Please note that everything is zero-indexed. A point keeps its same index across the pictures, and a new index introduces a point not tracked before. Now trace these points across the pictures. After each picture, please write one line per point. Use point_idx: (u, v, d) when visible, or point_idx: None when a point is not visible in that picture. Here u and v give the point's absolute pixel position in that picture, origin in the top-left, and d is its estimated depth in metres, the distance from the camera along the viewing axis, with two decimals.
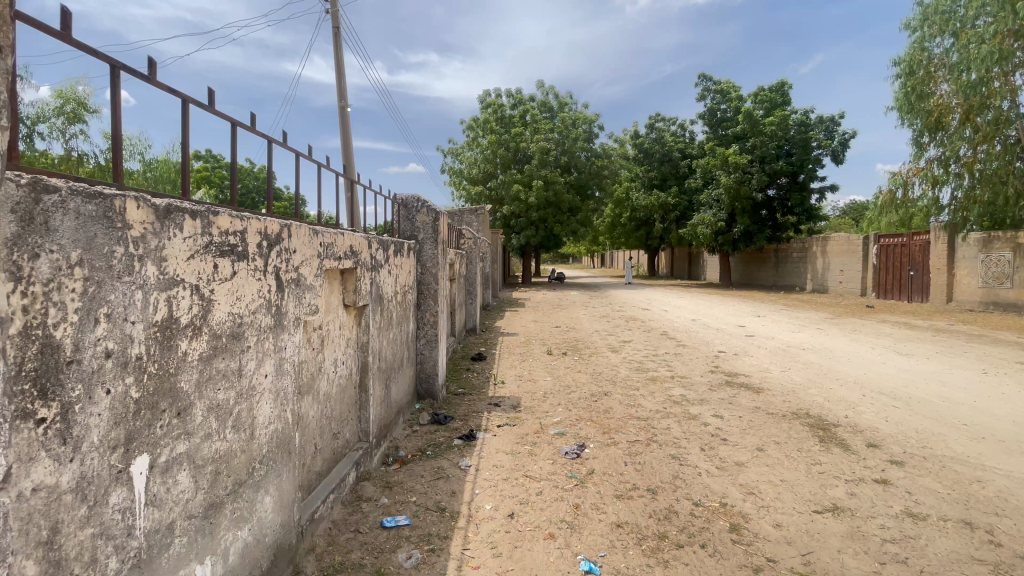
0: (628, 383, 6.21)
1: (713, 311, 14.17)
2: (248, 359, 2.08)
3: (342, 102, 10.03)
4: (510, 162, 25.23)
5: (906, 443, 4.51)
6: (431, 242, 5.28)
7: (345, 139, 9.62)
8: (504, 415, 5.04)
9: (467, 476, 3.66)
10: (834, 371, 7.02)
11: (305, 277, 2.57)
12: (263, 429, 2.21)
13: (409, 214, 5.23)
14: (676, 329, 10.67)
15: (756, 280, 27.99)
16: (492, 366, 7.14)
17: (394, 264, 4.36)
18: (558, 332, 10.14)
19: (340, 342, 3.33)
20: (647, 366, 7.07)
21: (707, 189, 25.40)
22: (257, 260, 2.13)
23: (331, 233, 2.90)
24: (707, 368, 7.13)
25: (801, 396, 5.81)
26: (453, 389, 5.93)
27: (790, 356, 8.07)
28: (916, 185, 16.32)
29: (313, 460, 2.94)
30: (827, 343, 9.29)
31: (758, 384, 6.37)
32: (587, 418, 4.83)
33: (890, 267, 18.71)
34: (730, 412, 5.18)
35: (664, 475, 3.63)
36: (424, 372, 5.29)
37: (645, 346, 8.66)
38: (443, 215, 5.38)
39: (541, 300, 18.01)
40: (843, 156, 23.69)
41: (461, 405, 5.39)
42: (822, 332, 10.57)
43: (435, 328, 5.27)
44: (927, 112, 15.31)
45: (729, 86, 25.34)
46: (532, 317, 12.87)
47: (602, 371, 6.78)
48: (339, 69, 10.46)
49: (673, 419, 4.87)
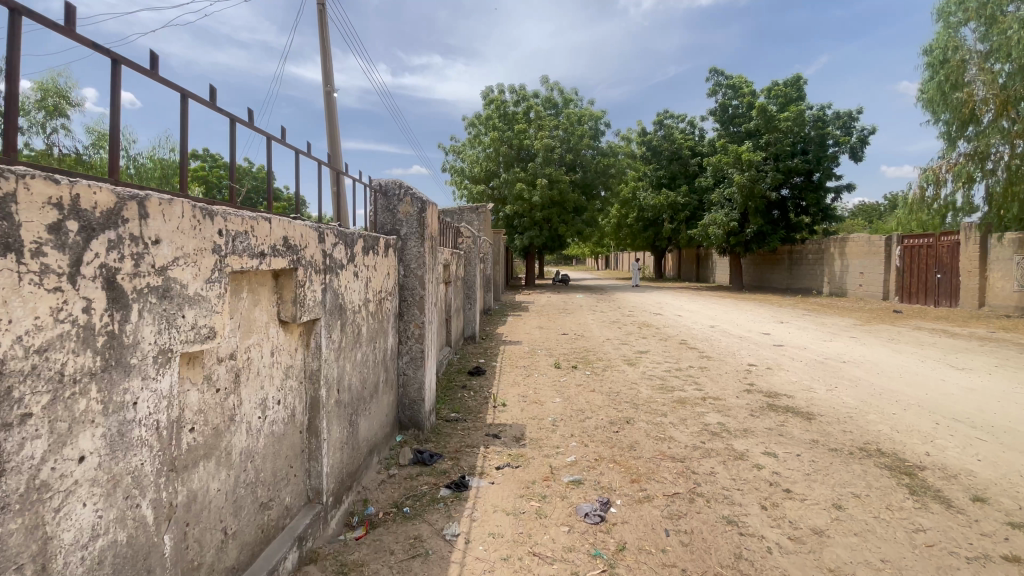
0: (653, 406, 5.23)
1: (730, 316, 13.17)
2: (20, 441, 1.14)
3: (327, 87, 9.03)
4: (513, 160, 24.27)
5: (1017, 494, 3.53)
6: (416, 238, 4.29)
7: (332, 129, 8.65)
8: (504, 452, 4.06)
9: (453, 553, 2.69)
10: (890, 391, 6.03)
11: (183, 285, 1.61)
12: (72, 555, 1.27)
13: (390, 204, 4.26)
14: (697, 337, 9.68)
15: (769, 283, 26.96)
16: (491, 383, 6.17)
17: (365, 262, 3.41)
18: (566, 341, 9.16)
19: (271, 373, 2.36)
20: (671, 384, 6.08)
21: (718, 188, 24.46)
22: (49, 257, 1.18)
23: (240, 217, 1.92)
24: (740, 386, 6.15)
25: (863, 425, 4.82)
26: (445, 414, 4.96)
27: (832, 371, 7.07)
28: (947, 182, 15.22)
29: (218, 553, 1.99)
30: (868, 354, 8.28)
31: (806, 408, 5.37)
32: (608, 458, 3.85)
33: (915, 269, 17.66)
34: (784, 447, 4.20)
35: (723, 553, 2.66)
36: (408, 397, 4.31)
37: (664, 358, 7.66)
38: (431, 205, 4.39)
39: (545, 304, 17.02)
40: (861, 153, 22.69)
41: (453, 436, 4.42)
42: (856, 341, 9.56)
43: (420, 343, 4.30)
44: (957, 106, 14.24)
45: (741, 81, 24.31)
46: (537, 323, 11.88)
47: (620, 390, 5.80)
48: (326, 52, 9.51)
49: (716, 459, 3.88)
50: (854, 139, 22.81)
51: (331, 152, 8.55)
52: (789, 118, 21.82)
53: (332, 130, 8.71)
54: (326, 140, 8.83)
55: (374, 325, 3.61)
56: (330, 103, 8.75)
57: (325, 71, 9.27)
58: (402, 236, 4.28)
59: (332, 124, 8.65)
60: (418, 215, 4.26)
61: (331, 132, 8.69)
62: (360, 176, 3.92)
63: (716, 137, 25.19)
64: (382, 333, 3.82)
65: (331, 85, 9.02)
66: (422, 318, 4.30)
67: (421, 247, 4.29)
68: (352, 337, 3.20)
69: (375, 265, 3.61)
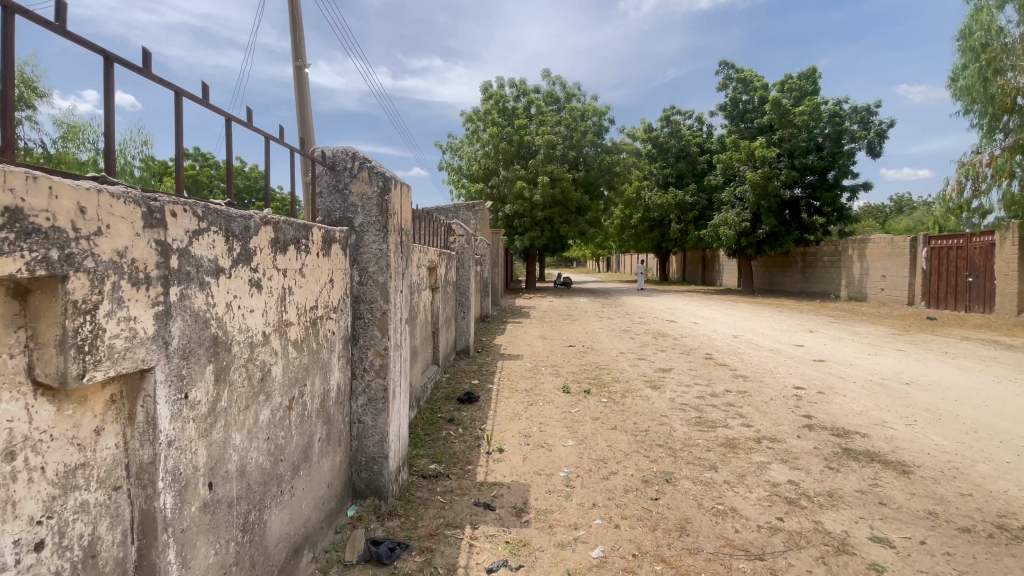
0: (697, 453, 3.98)
1: (752, 325, 11.92)
2: None
3: (297, 62, 7.79)
4: (513, 158, 23.05)
5: None
6: (374, 229, 3.03)
7: (302, 110, 7.41)
8: (500, 536, 2.83)
9: None
10: (986, 427, 4.81)
11: None
12: None
13: (339, 183, 3.04)
14: (722, 351, 8.43)
15: (782, 286, 25.70)
16: (486, 415, 4.93)
17: (285, 267, 2.21)
18: (574, 355, 7.89)
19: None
20: (711, 418, 4.83)
21: (729, 187, 23.23)
22: None
23: None
24: (797, 420, 4.90)
25: (984, 486, 3.59)
26: (423, 468, 3.72)
27: (898, 397, 5.83)
28: (987, 177, 13.91)
29: None
30: (930, 372, 7.04)
31: (893, 456, 4.14)
32: (653, 555, 2.62)
33: (943, 271, 16.42)
34: (897, 528, 2.97)
35: None
36: (365, 454, 3.08)
37: (692, 378, 6.42)
38: (397, 184, 3.14)
39: (548, 309, 15.82)
40: (880, 149, 21.38)
41: (429, 506, 3.18)
42: (906, 356, 8.30)
43: (381, 378, 3.06)
44: (995, 97, 13.04)
45: (751, 75, 23.07)
46: (539, 332, 10.64)
47: (649, 426, 4.56)
48: (297, 25, 8.29)
49: (809, 553, 2.65)
50: (872, 134, 21.53)
51: (300, 136, 7.33)
52: (804, 112, 20.59)
53: (304, 111, 7.50)
54: (296, 123, 7.61)
55: (303, 359, 2.40)
56: (300, 79, 7.52)
57: (295, 44, 8.06)
58: (356, 227, 3.03)
59: (302, 103, 7.42)
60: (379, 196, 3.01)
61: (302, 114, 7.48)
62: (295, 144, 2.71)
63: (725, 134, 23.98)
64: (319, 368, 2.60)
65: (302, 60, 7.79)
66: (386, 343, 3.05)
67: (386, 243, 3.03)
68: (252, 387, 1.98)
69: (305, 270, 2.40)
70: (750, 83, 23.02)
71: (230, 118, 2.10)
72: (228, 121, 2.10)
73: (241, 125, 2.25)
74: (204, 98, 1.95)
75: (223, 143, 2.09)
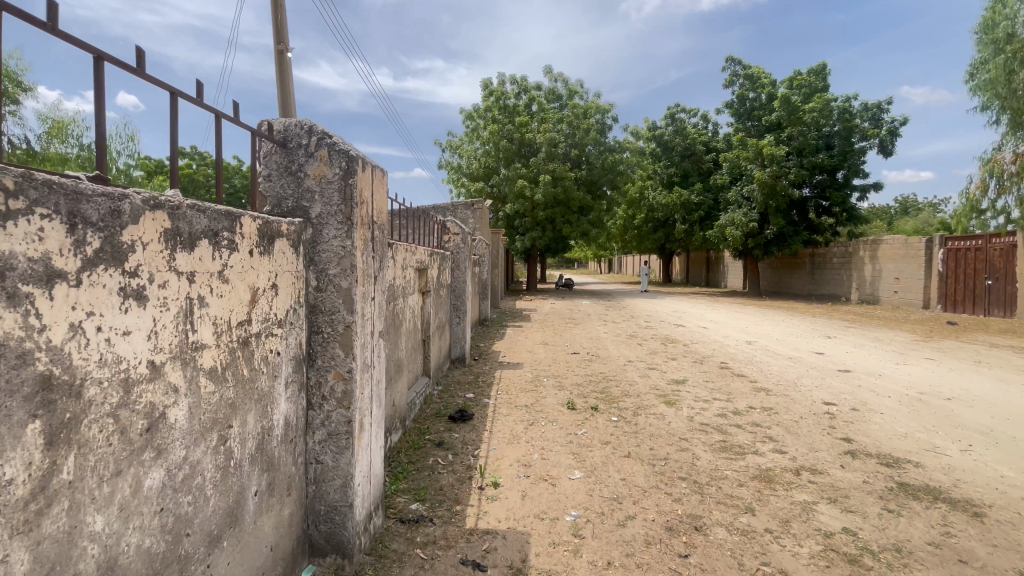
0: (728, 490, 3.36)
1: (766, 330, 11.27)
2: None
3: (279, 46, 7.17)
4: (514, 156, 22.45)
5: None
6: (333, 221, 2.42)
7: (283, 96, 6.80)
8: None
9: None
10: None
11: None
12: None
13: (291, 163, 2.43)
14: (738, 359, 7.82)
15: (789, 288, 25.07)
16: (481, 438, 4.31)
17: (192, 272, 1.60)
18: (578, 365, 7.25)
19: None
20: (738, 443, 4.21)
21: (736, 186, 22.62)
22: None
23: None
24: (837, 445, 4.28)
25: None
26: (402, 510, 3.11)
27: (942, 416, 5.21)
28: (1012, 176, 13.22)
29: None
30: (969, 386, 6.42)
31: (956, 494, 3.53)
32: None
33: (960, 274, 15.79)
34: None
35: None
36: (324, 503, 2.47)
37: (710, 393, 5.79)
38: (366, 165, 2.53)
39: (550, 312, 15.22)
40: (892, 147, 20.66)
41: (405, 566, 2.57)
42: (938, 366, 7.66)
43: (343, 408, 2.44)
44: (1018, 92, 12.41)
45: (759, 71, 22.41)
46: (541, 338, 10.01)
47: (669, 454, 3.95)
48: (279, 7, 7.67)
49: None
50: (884, 132, 20.81)
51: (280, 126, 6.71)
52: (814, 109, 19.88)
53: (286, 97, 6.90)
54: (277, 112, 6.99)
55: (227, 391, 1.81)
56: (281, 64, 6.90)
57: (276, 27, 7.45)
58: (313, 220, 2.42)
59: (284, 89, 6.81)
60: (342, 179, 2.41)
61: (285, 101, 6.86)
62: (234, 111, 2.09)
63: (731, 132, 23.35)
64: (257, 402, 2.01)
65: (284, 44, 7.16)
66: (351, 363, 2.44)
67: (353, 239, 2.41)
68: (130, 443, 1.38)
69: (230, 274, 1.81)
70: (758, 80, 22.36)
71: (107, 57, 1.49)
72: (104, 62, 1.49)
73: (134, 72, 1.63)
74: (50, 22, 1.33)
75: (98, 96, 1.46)
